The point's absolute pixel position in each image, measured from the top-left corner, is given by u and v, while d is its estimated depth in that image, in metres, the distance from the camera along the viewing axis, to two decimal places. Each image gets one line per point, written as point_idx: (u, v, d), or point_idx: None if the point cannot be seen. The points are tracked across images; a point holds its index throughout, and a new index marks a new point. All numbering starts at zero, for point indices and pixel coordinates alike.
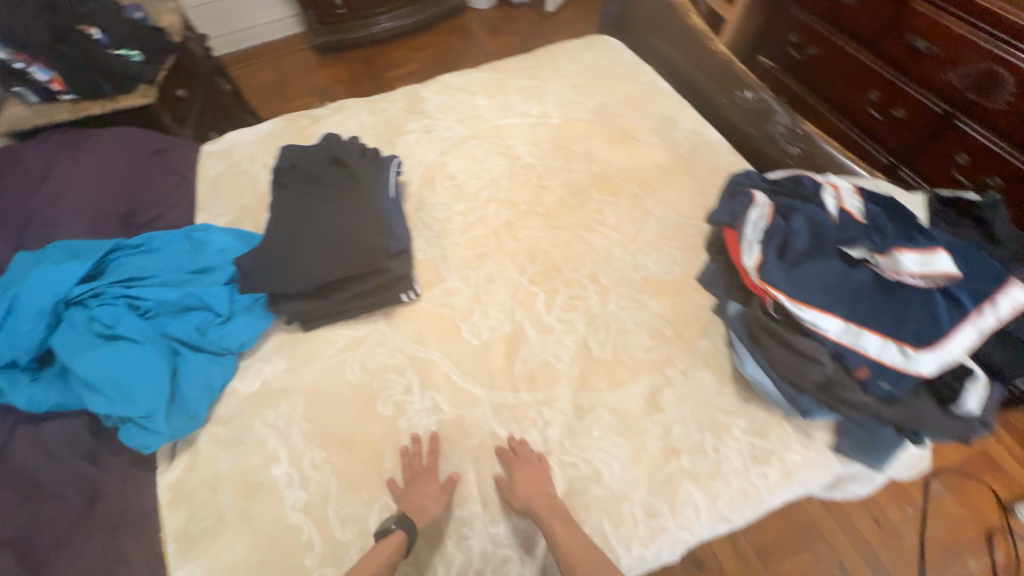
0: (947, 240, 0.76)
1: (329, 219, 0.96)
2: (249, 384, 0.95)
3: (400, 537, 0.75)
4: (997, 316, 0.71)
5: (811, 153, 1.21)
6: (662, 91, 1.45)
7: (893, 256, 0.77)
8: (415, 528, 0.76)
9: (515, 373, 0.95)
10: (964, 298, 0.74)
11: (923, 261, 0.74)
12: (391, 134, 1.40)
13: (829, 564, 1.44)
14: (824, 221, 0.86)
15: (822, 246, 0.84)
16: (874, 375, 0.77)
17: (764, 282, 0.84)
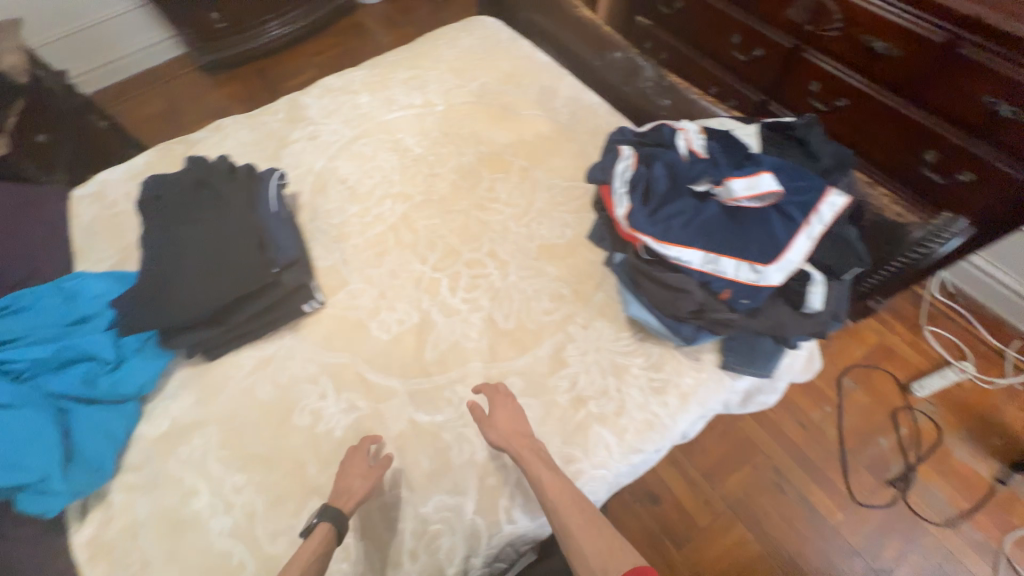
0: (773, 164, 0.85)
1: (205, 242, 0.93)
2: (157, 425, 0.92)
3: (328, 531, 0.75)
4: (822, 222, 0.82)
5: (678, 101, 1.32)
6: (540, 63, 1.49)
7: (726, 185, 0.85)
8: (342, 518, 0.76)
9: (427, 359, 0.98)
10: (795, 212, 0.83)
11: (751, 185, 0.83)
12: (276, 147, 1.36)
13: (767, 471, 1.58)
14: (678, 164, 0.93)
15: (677, 187, 0.92)
16: (736, 295, 0.86)
17: (633, 229, 0.91)
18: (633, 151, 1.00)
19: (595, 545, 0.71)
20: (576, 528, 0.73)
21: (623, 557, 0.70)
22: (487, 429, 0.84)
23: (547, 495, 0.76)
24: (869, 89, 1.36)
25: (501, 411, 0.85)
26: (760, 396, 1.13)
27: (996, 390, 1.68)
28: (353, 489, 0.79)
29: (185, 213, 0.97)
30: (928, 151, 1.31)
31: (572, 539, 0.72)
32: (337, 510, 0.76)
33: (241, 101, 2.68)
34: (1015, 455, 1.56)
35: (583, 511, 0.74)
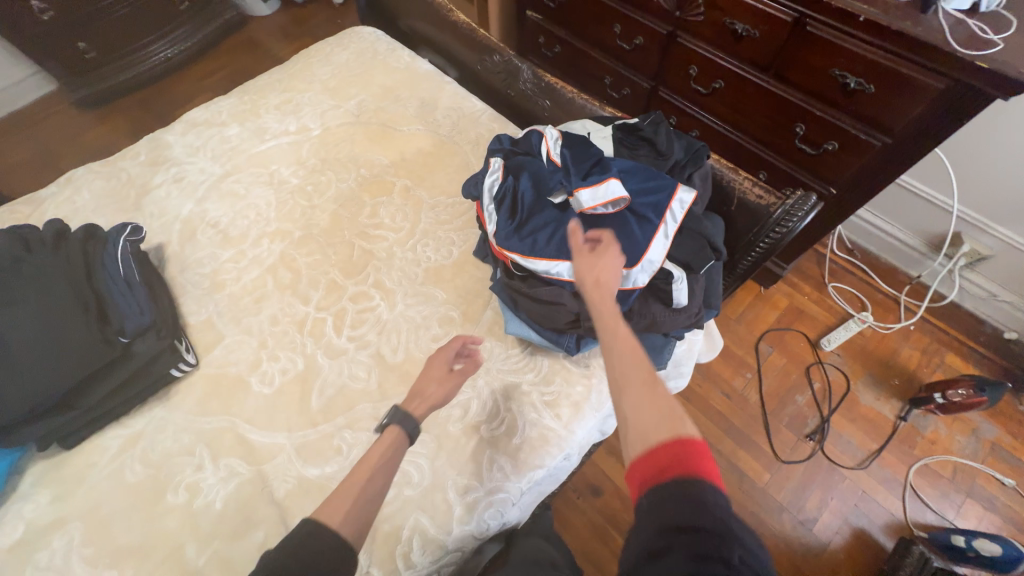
0: (624, 168, 0.87)
1: (36, 323, 0.84)
2: (10, 533, 0.83)
3: (399, 436, 0.77)
4: (674, 219, 0.84)
5: (558, 101, 1.29)
6: (420, 73, 1.44)
7: (576, 197, 0.85)
8: (411, 421, 0.78)
9: (313, 409, 0.93)
10: (650, 212, 0.84)
11: (596, 193, 0.84)
12: (137, 195, 1.24)
13: None
14: (542, 175, 0.92)
15: (540, 200, 0.91)
16: None
17: (502, 248, 0.89)
18: (500, 163, 0.97)
19: (648, 399, 0.58)
20: (626, 377, 0.62)
21: (672, 421, 0.56)
22: (581, 261, 0.79)
23: (610, 341, 0.67)
24: (740, 70, 1.40)
25: (603, 253, 0.79)
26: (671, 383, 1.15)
27: (892, 334, 1.81)
28: (431, 395, 0.82)
29: (7, 293, 0.86)
30: (798, 124, 1.37)
31: (625, 388, 0.61)
32: (405, 416, 0.79)
33: (127, 135, 2.43)
34: (912, 393, 1.70)
35: (637, 359, 0.63)
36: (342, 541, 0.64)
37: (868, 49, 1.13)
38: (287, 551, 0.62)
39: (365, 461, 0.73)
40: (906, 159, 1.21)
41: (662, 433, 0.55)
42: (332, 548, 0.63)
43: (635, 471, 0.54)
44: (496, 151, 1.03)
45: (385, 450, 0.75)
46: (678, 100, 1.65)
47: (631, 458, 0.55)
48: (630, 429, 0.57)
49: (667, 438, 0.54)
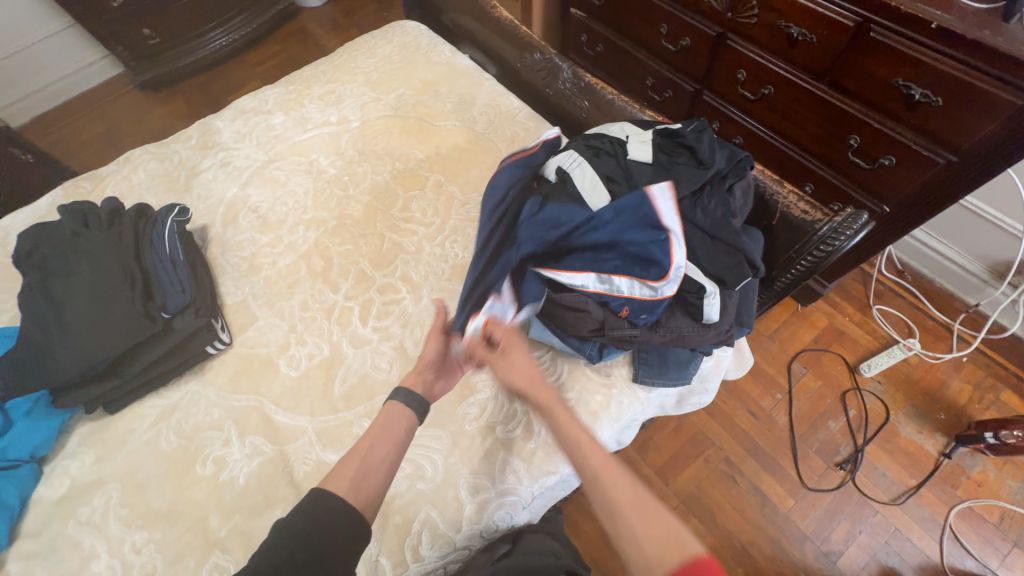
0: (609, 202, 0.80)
1: (85, 293, 0.89)
2: (57, 488, 0.89)
3: (404, 408, 0.81)
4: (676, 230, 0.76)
5: (597, 101, 1.27)
6: (460, 69, 1.44)
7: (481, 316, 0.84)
8: (414, 397, 0.82)
9: (335, 395, 0.96)
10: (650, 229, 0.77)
11: (478, 325, 0.82)
12: (186, 178, 1.30)
13: (718, 463, 1.59)
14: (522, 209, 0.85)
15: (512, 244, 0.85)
16: (635, 311, 0.82)
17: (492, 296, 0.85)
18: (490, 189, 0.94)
19: (649, 525, 0.63)
20: (609, 490, 0.67)
21: (674, 542, 0.61)
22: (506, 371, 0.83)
23: (586, 461, 0.71)
24: (793, 75, 1.33)
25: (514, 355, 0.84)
26: (693, 397, 1.13)
27: (942, 364, 1.69)
28: (424, 357, 0.88)
29: (65, 264, 0.93)
30: (853, 135, 1.29)
31: (620, 514, 0.65)
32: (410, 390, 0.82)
33: (182, 118, 2.56)
34: (960, 429, 1.58)
35: (620, 479, 0.68)
36: (352, 507, 0.68)
37: (937, 58, 1.04)
38: (300, 511, 0.66)
39: (370, 428, 0.78)
40: (972, 179, 1.12)
41: (671, 559, 0.59)
42: (339, 507, 0.67)
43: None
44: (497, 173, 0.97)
45: (386, 417, 0.80)
46: (723, 106, 1.59)
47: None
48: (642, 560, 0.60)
49: (675, 567, 0.58)
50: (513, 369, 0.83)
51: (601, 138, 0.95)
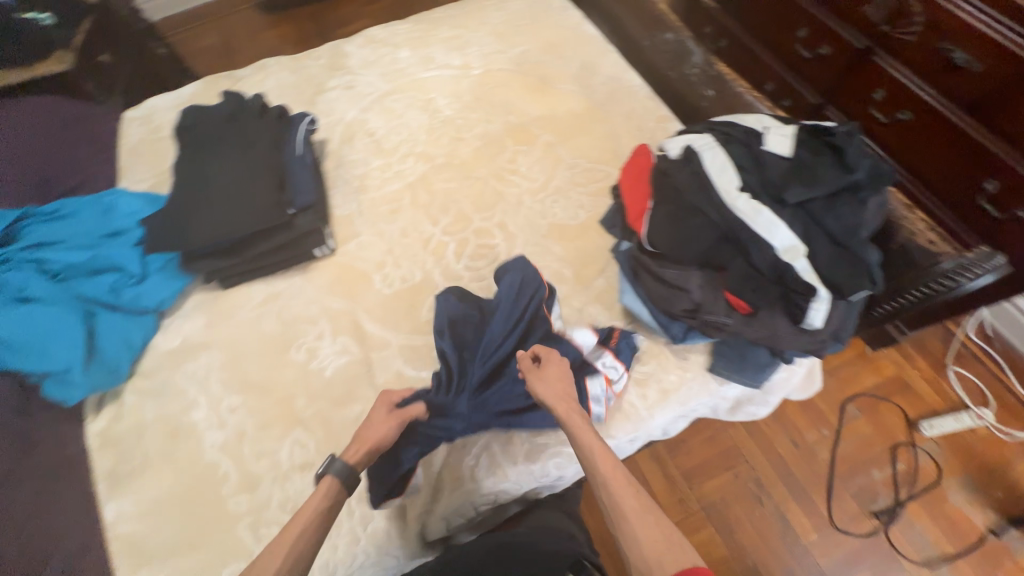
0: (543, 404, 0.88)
1: (229, 176, 0.99)
2: (170, 341, 1.00)
3: (333, 481, 0.74)
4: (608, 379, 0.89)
5: (723, 93, 1.26)
6: (586, 37, 1.43)
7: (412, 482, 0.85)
8: (350, 472, 0.75)
9: (421, 318, 1.02)
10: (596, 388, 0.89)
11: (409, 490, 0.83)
12: (313, 93, 1.38)
13: (747, 481, 1.58)
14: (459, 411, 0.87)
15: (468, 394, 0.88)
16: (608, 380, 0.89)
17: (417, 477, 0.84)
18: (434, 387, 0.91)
19: (650, 530, 0.64)
20: (618, 486, 0.70)
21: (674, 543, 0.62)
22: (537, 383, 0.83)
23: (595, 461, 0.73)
24: (938, 105, 1.24)
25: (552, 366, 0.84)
26: (749, 405, 1.16)
27: (1011, 443, 1.59)
28: (367, 436, 0.80)
29: (215, 146, 1.03)
30: (990, 179, 1.18)
31: (625, 519, 0.66)
32: (344, 463, 0.75)
33: (294, 43, 2.67)
34: (1015, 511, 1.50)
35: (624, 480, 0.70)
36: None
37: None
38: None
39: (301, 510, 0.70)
40: None
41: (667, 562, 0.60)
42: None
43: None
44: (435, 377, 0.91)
45: (325, 496, 0.72)
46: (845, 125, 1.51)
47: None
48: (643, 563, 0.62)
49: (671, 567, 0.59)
50: (546, 380, 0.83)
51: (737, 126, 0.94)
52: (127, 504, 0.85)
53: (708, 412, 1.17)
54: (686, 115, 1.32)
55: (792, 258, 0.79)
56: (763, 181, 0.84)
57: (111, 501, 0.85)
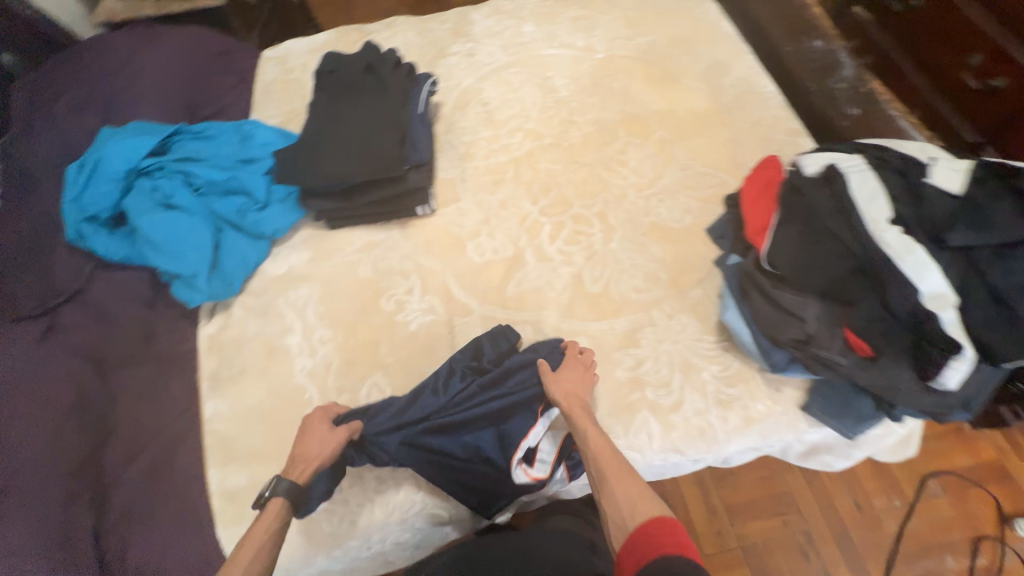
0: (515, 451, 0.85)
1: (357, 125, 1.05)
2: (278, 267, 1.07)
3: (281, 501, 0.75)
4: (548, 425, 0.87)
5: (870, 114, 1.14)
6: (722, 33, 1.33)
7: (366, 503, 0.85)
8: (294, 492, 0.76)
9: (507, 292, 1.02)
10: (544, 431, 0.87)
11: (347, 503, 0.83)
12: (434, 55, 1.41)
13: (795, 531, 1.40)
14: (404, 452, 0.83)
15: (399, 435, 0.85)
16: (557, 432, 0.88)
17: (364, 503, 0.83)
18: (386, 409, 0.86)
19: (630, 492, 0.66)
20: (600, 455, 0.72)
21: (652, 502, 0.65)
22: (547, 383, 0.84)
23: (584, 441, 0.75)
24: None
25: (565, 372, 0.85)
26: (825, 454, 1.03)
27: None
28: (305, 454, 0.80)
29: (350, 96, 1.09)
30: None
31: (606, 480, 0.69)
32: (291, 483, 0.76)
33: (411, 6, 2.73)
34: None
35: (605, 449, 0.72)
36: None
37: None
38: None
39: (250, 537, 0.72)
40: None
41: (642, 515, 0.63)
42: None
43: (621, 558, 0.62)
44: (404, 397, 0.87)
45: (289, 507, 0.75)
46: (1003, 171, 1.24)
47: (619, 547, 0.63)
48: (620, 516, 0.64)
49: (645, 520, 0.62)
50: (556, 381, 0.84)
51: (892, 153, 0.85)
52: (224, 405, 0.94)
53: (776, 452, 1.04)
54: (822, 135, 1.22)
55: (939, 307, 0.70)
56: (918, 218, 0.76)
57: (210, 398, 0.94)
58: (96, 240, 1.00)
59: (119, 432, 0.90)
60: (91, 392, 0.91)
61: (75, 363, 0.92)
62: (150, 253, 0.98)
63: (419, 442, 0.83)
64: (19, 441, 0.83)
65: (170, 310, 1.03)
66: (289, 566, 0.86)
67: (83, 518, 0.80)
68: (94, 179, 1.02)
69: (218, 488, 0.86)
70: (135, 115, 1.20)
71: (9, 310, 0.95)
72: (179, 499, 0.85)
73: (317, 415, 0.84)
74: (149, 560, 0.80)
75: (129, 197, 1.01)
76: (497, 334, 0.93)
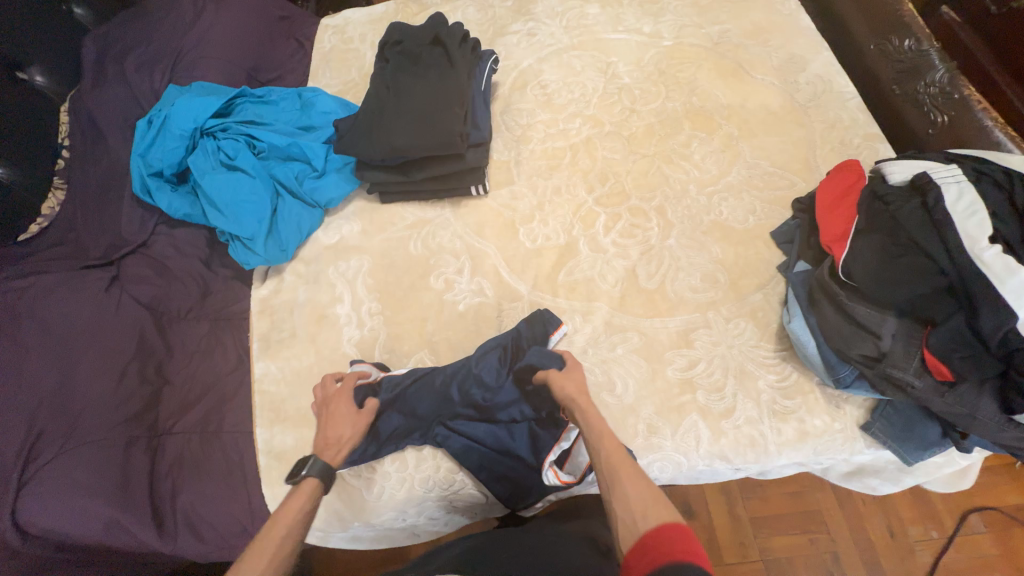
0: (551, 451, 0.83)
1: (419, 99, 1.03)
2: (330, 237, 1.07)
3: (314, 482, 0.72)
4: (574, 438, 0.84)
5: (958, 123, 1.04)
6: (801, 26, 1.24)
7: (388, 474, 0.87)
8: (330, 472, 0.74)
9: (558, 281, 1.00)
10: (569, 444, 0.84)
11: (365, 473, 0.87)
12: (493, 33, 1.34)
13: (822, 554, 1.26)
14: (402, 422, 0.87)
15: (423, 417, 0.87)
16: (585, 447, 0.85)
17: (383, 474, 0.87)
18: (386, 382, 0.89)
19: (645, 496, 0.61)
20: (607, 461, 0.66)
21: (662, 509, 0.60)
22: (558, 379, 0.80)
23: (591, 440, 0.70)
24: None
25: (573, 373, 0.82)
26: (870, 477, 0.98)
27: None
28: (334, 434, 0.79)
29: (413, 69, 1.08)
30: None
31: (617, 482, 0.63)
32: (327, 463, 0.74)
33: None
34: None
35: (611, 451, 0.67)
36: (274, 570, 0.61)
37: None
38: None
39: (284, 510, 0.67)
40: None
41: (650, 520, 0.58)
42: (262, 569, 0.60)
43: (627, 562, 0.57)
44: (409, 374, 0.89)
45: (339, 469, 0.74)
46: None
47: (625, 550, 0.58)
48: (628, 522, 0.59)
49: (654, 526, 0.57)
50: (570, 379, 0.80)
51: (994, 166, 0.79)
52: (273, 366, 0.96)
53: (817, 469, 0.99)
54: (904, 145, 1.15)
55: None
56: (1019, 238, 0.71)
57: (260, 359, 0.97)
58: (160, 195, 1.02)
59: (175, 384, 0.93)
60: (150, 341, 0.94)
61: (139, 314, 0.95)
62: (212, 212, 1.01)
63: (445, 428, 0.86)
64: (84, 381, 0.86)
65: (224, 272, 1.06)
66: (328, 528, 0.89)
67: (140, 461, 0.84)
68: (161, 135, 1.05)
69: (266, 447, 0.90)
70: (201, 77, 1.19)
71: (80, 257, 1.01)
72: (227, 453, 0.89)
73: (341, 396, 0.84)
74: (195, 507, 0.84)
75: (194, 156, 1.04)
76: (530, 323, 0.92)
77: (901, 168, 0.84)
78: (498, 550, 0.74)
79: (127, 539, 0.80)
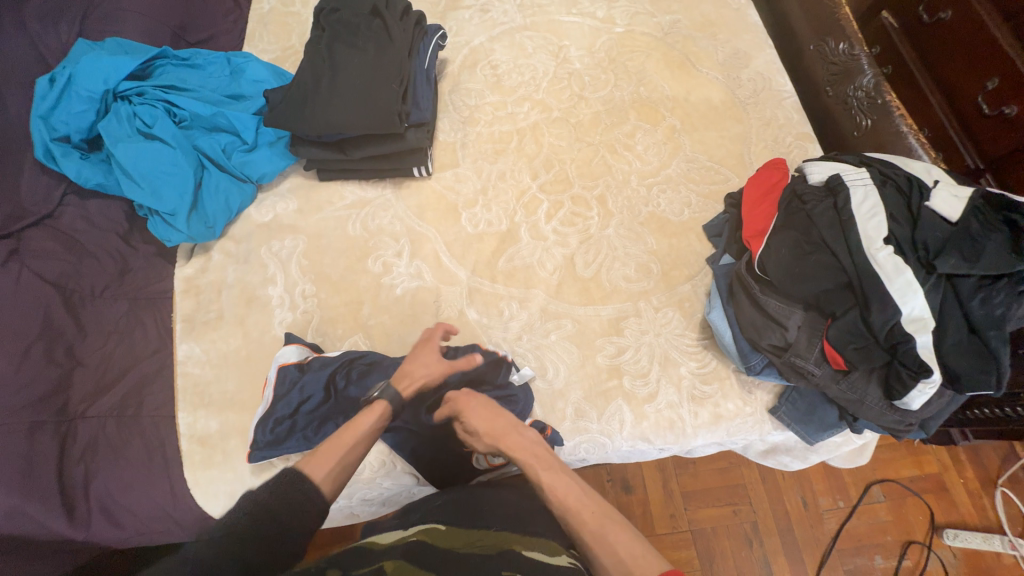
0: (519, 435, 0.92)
1: (354, 75, 0.99)
2: (263, 215, 1.03)
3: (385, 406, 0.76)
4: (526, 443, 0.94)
5: (881, 129, 1.09)
6: (749, 22, 1.27)
7: (372, 479, 0.90)
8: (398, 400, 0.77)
9: (497, 267, 1.00)
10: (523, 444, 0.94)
11: (369, 481, 0.90)
12: (445, 6, 1.27)
13: (743, 524, 1.32)
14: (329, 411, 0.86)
15: (347, 403, 0.85)
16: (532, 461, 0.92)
17: (370, 478, 0.90)
18: (314, 367, 0.87)
19: (627, 544, 0.63)
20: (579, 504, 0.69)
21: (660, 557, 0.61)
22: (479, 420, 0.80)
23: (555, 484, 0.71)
24: None
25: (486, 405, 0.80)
26: (782, 455, 1.05)
27: None
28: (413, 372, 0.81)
29: (348, 40, 1.03)
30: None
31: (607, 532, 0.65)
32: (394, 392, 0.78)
33: None
34: None
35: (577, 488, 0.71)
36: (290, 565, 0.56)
37: None
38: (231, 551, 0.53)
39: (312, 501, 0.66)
40: None
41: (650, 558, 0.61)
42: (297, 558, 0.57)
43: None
44: (336, 360, 0.88)
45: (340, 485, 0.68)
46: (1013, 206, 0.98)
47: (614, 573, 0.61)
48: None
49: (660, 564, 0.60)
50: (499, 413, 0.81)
51: (900, 170, 0.85)
52: (197, 349, 0.94)
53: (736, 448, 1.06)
54: (832, 143, 1.21)
55: (916, 330, 0.72)
56: (912, 240, 0.77)
57: (183, 341, 0.94)
58: (65, 162, 0.94)
59: (88, 364, 0.87)
60: (58, 320, 0.87)
61: (41, 289, 0.87)
62: (126, 183, 0.93)
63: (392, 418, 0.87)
64: None
65: (146, 248, 1.00)
66: None
67: (48, 447, 0.78)
68: (64, 95, 0.95)
69: (188, 431, 0.88)
70: (118, 32, 1.09)
71: None
72: (147, 438, 0.86)
73: (290, 371, 0.86)
74: (112, 493, 0.81)
75: (105, 121, 0.96)
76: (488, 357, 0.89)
77: (830, 169, 0.87)
78: (485, 503, 0.77)
79: (35, 525, 0.76)
